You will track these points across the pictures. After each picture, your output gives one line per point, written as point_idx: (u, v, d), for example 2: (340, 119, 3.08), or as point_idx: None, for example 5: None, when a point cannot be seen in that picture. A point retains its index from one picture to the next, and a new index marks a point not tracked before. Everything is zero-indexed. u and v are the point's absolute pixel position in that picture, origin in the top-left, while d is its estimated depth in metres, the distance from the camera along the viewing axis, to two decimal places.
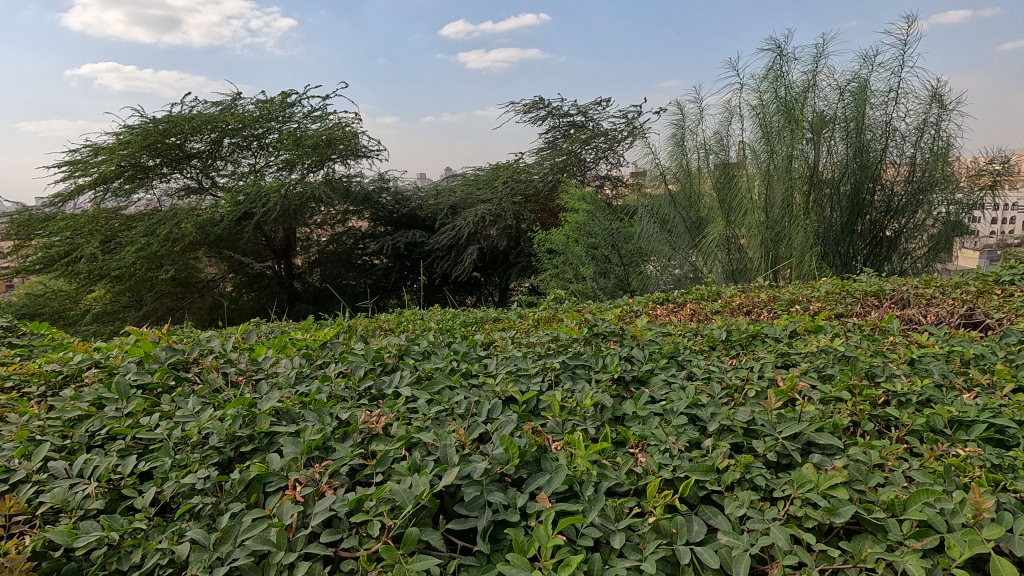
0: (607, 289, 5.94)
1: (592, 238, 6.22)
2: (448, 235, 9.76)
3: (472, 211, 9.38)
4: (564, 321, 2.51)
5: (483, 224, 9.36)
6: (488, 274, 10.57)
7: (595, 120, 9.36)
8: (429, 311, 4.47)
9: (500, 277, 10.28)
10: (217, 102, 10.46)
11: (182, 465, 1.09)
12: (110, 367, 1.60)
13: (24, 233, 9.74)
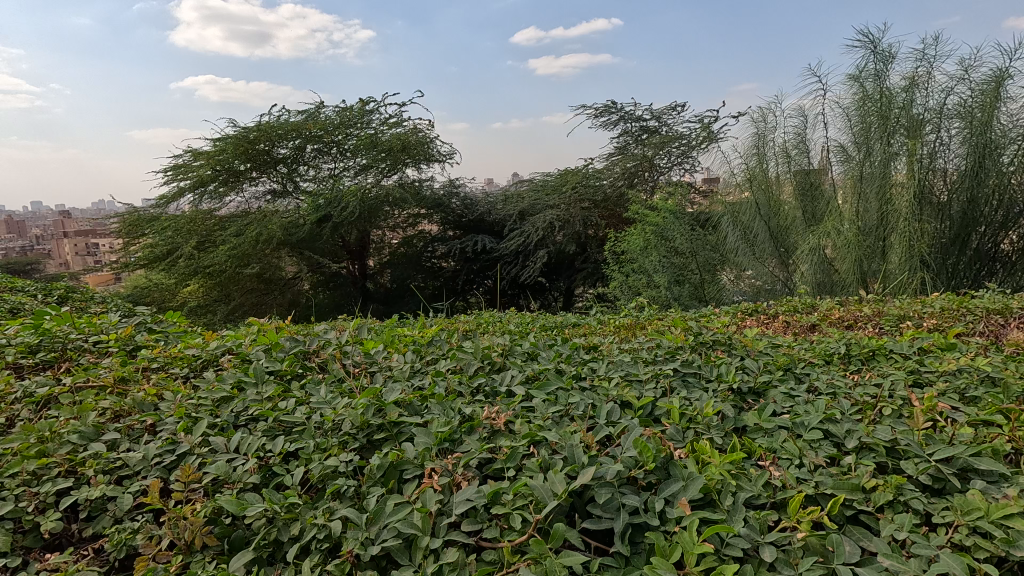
0: (683, 297, 5.71)
1: (671, 244, 5.99)
2: (516, 241, 9.84)
3: (540, 217, 9.47)
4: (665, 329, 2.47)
5: (551, 230, 9.45)
6: (553, 279, 10.60)
7: (669, 124, 9.19)
8: (502, 313, 4.52)
9: (565, 283, 10.31)
10: (301, 111, 11.11)
11: (324, 448, 1.16)
12: (242, 354, 1.73)
13: (133, 232, 10.78)
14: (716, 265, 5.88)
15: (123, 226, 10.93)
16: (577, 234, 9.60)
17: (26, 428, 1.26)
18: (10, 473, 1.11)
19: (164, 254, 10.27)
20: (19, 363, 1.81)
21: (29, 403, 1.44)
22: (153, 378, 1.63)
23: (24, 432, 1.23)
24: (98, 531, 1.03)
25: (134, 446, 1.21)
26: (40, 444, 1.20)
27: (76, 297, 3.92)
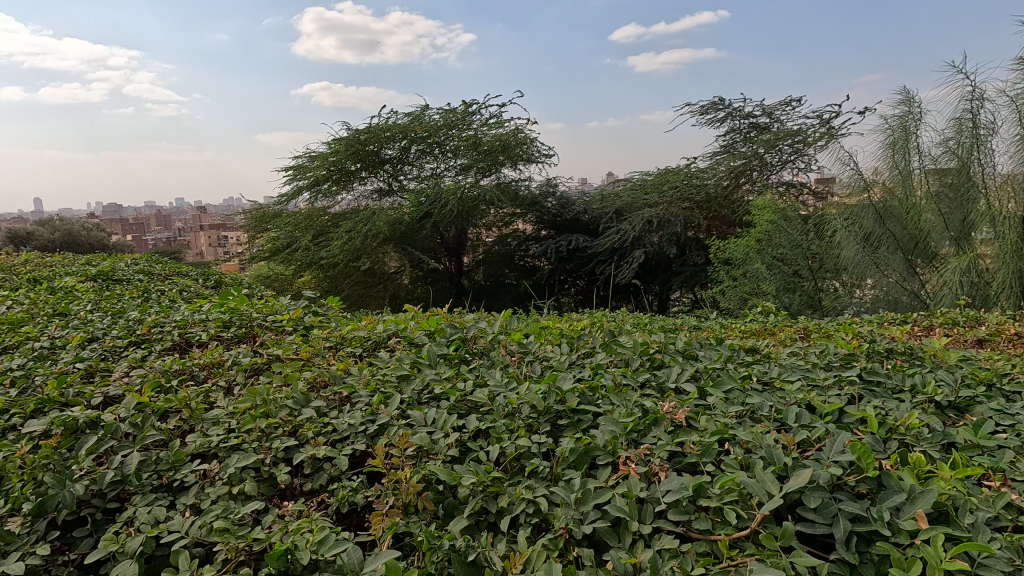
0: (793, 306, 5.28)
1: (778, 250, 5.52)
2: (612, 239, 9.45)
3: (637, 215, 9.13)
4: (834, 335, 2.30)
5: (648, 229, 9.10)
6: (648, 282, 10.10)
7: (782, 120, 8.54)
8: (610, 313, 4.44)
9: (660, 287, 9.83)
10: (408, 113, 11.64)
11: (512, 429, 1.22)
12: (408, 338, 1.85)
13: (260, 227, 11.90)
14: (832, 271, 5.26)
15: (251, 220, 12.12)
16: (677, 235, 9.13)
17: (249, 391, 1.44)
18: (245, 428, 1.27)
19: (283, 246, 11.29)
20: (220, 335, 2.06)
21: (240, 370, 1.63)
22: (333, 354, 1.79)
23: (249, 394, 1.41)
24: (322, 486, 1.15)
25: (339, 414, 1.34)
26: (263, 406, 1.36)
27: (228, 284, 4.37)
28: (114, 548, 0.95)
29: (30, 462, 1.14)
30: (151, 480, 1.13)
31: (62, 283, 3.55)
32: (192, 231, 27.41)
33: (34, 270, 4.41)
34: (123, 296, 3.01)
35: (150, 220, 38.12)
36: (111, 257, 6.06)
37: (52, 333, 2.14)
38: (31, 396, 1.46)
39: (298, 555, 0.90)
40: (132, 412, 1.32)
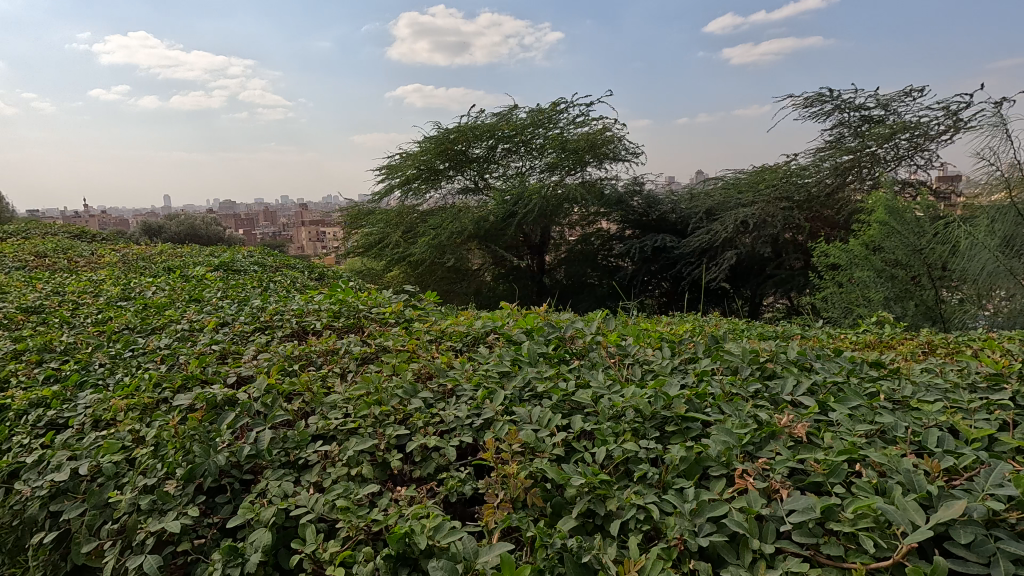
0: (908, 316, 4.70)
1: (891, 253, 5.05)
2: (701, 240, 9.04)
3: (731, 214, 8.61)
4: (975, 351, 2.05)
5: (741, 230, 8.63)
6: (738, 286, 9.62)
7: (899, 112, 7.79)
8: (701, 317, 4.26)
9: (752, 290, 9.31)
10: (496, 112, 11.83)
11: (618, 433, 1.20)
12: (507, 335, 1.88)
13: (355, 223, 12.62)
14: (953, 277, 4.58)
15: (348, 216, 12.87)
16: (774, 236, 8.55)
17: (362, 379, 1.52)
18: (361, 414, 1.35)
19: (375, 241, 11.87)
20: (331, 325, 2.20)
21: (352, 358, 1.74)
22: (436, 348, 1.85)
23: (362, 382, 1.49)
24: (432, 474, 1.20)
25: (446, 406, 1.39)
26: (376, 394, 1.44)
27: (330, 276, 4.66)
28: (252, 515, 1.04)
29: (181, 431, 1.27)
30: (280, 455, 1.22)
31: (194, 272, 3.96)
32: (295, 228, 29.53)
33: (170, 260, 4.94)
34: (245, 285, 3.30)
35: (259, 217, 41.49)
36: (227, 248, 6.70)
37: (190, 317, 2.39)
38: (178, 373, 1.64)
39: (416, 539, 0.94)
40: (263, 392, 1.44)
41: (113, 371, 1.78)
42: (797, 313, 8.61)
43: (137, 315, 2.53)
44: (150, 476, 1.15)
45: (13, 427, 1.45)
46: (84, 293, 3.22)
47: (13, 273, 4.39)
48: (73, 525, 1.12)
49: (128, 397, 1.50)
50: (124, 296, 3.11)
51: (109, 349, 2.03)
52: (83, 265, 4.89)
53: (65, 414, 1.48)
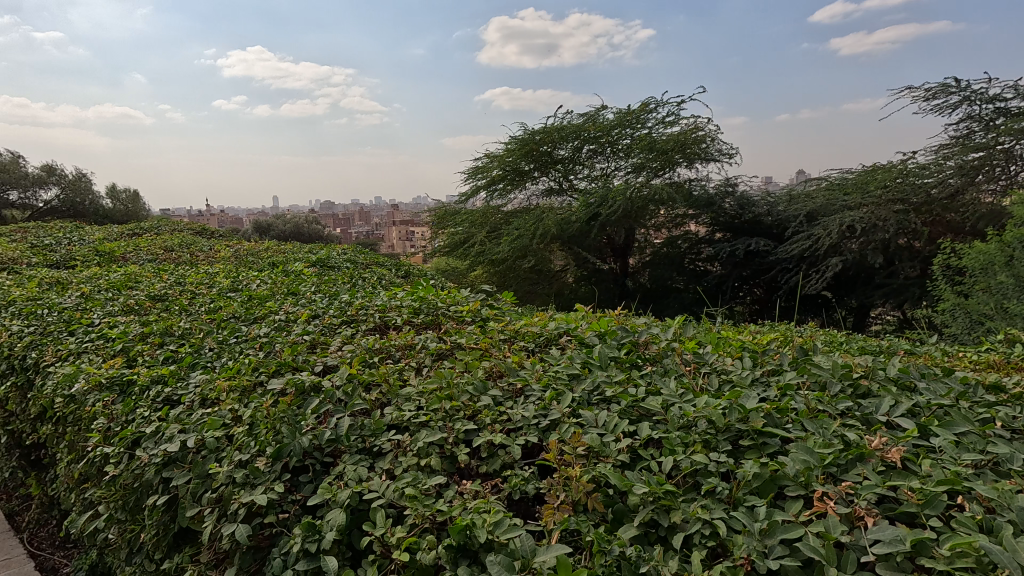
0: None
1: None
2: (800, 246, 8.41)
3: (836, 218, 7.94)
4: None
5: (847, 235, 7.94)
6: (841, 295, 8.89)
7: None
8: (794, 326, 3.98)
9: (857, 301, 8.54)
10: (583, 113, 11.76)
11: (688, 443, 1.16)
12: (580, 337, 1.87)
13: (442, 223, 13.05)
14: None
15: (435, 217, 13.34)
16: (884, 242, 7.82)
17: (436, 374, 1.58)
18: (433, 407, 1.40)
19: (460, 241, 12.23)
20: (411, 321, 2.30)
21: (427, 354, 1.81)
22: (509, 347, 1.88)
23: (436, 377, 1.55)
24: (497, 471, 1.22)
25: (514, 405, 1.41)
26: (447, 389, 1.49)
27: (415, 275, 4.85)
28: (329, 496, 1.12)
29: (271, 413, 1.39)
30: (357, 441, 1.30)
31: (294, 268, 4.28)
32: (387, 228, 30.99)
33: (274, 256, 5.37)
34: (337, 281, 3.52)
35: (353, 218, 43.94)
36: (326, 246, 7.18)
37: (286, 309, 2.59)
38: (273, 360, 1.79)
39: (476, 533, 0.96)
40: (345, 381, 1.54)
41: (220, 356, 1.98)
42: (910, 327, 7.83)
43: (242, 306, 2.77)
44: (244, 452, 1.26)
45: (138, 400, 1.65)
46: (201, 283, 3.59)
47: (146, 264, 4.96)
48: (180, 490, 1.25)
49: (231, 379, 1.66)
50: (233, 288, 3.43)
51: (217, 335, 2.25)
52: (202, 259, 5.44)
53: (178, 391, 1.66)
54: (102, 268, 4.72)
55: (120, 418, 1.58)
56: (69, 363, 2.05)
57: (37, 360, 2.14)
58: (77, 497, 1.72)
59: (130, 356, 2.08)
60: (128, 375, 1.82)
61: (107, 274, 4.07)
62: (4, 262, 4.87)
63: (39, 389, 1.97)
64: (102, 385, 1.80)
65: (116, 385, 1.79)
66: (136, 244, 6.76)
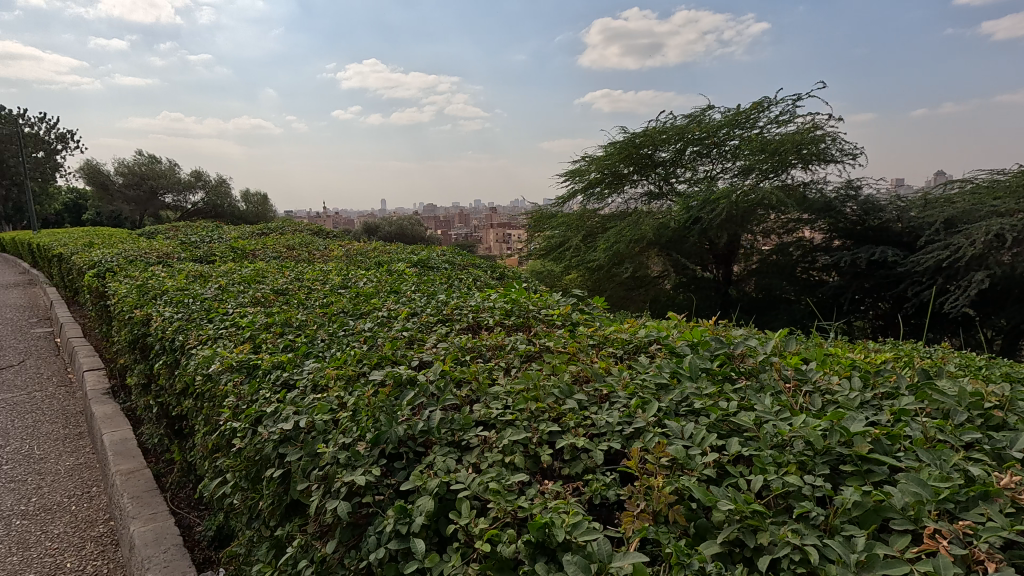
0: None
1: None
2: (935, 256, 7.54)
3: (980, 227, 7.09)
4: None
5: (996, 245, 6.97)
6: (987, 313, 7.78)
7: None
8: (922, 345, 3.58)
9: (1007, 320, 7.44)
10: (687, 114, 11.37)
11: (781, 463, 1.10)
12: (670, 346, 1.83)
13: (538, 226, 13.22)
14: None
15: (532, 220, 13.52)
16: None
17: (523, 375, 1.63)
18: (519, 407, 1.44)
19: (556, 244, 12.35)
20: (503, 322, 2.37)
21: (517, 355, 1.86)
22: (596, 352, 1.88)
23: (523, 378, 1.59)
24: (579, 474, 1.24)
25: (598, 411, 1.42)
26: (534, 390, 1.53)
27: (509, 277, 4.97)
28: (420, 483, 1.19)
29: (371, 402, 1.50)
30: (447, 435, 1.37)
31: (398, 267, 4.56)
32: (484, 230, 31.81)
33: (380, 256, 5.74)
34: (435, 281, 3.70)
35: (453, 220, 45.53)
36: (428, 247, 7.55)
37: (388, 306, 2.77)
38: (374, 353, 1.93)
39: (554, 532, 0.99)
40: (438, 377, 1.63)
41: (330, 347, 2.17)
42: None
43: (350, 302, 3.01)
44: (347, 436, 1.38)
45: (261, 383, 1.86)
46: (317, 280, 3.93)
47: (272, 261, 5.52)
48: (292, 466, 1.40)
49: (338, 369, 1.82)
50: (344, 284, 3.73)
51: (329, 328, 2.47)
52: (318, 257, 5.94)
53: (294, 376, 1.84)
54: (236, 264, 5.32)
55: (246, 398, 1.79)
56: (208, 347, 2.34)
57: (184, 342, 2.48)
58: (210, 465, 1.97)
59: (255, 343, 2.33)
60: (254, 359, 2.05)
61: (240, 269, 4.58)
62: (160, 257, 5.64)
63: (184, 368, 2.28)
64: (233, 368, 2.04)
65: (244, 367, 2.02)
66: (264, 242, 7.52)
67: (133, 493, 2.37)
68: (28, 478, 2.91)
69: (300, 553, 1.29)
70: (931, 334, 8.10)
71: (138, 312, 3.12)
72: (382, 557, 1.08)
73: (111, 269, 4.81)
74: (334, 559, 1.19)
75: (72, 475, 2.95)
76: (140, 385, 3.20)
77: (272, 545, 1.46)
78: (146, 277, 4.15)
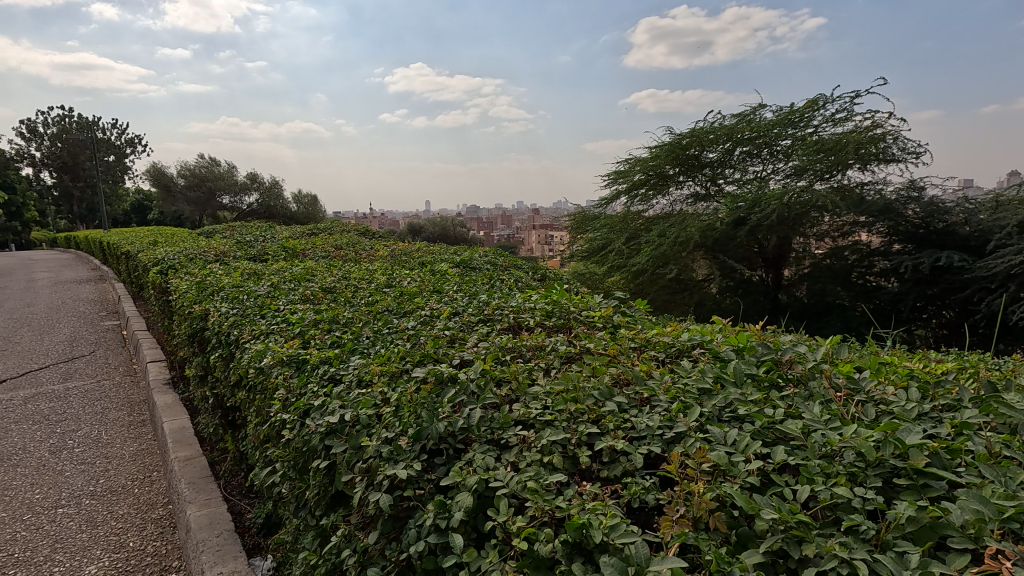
0: None
1: None
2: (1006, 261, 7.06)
3: None
4: None
5: None
6: None
7: None
8: (990, 356, 3.35)
9: None
10: (736, 113, 11.08)
11: (829, 474, 1.07)
12: (714, 350, 1.79)
13: (580, 228, 13.16)
14: None
15: (575, 222, 13.47)
16: None
17: (563, 376, 1.63)
18: (558, 408, 1.45)
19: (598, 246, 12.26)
20: (543, 324, 2.37)
21: (557, 356, 1.86)
22: (638, 356, 1.86)
23: (563, 379, 1.60)
24: (617, 477, 1.23)
25: (638, 414, 1.41)
26: (574, 391, 1.53)
27: (550, 278, 4.97)
28: (459, 479, 1.21)
29: (413, 399, 1.54)
30: (486, 433, 1.39)
31: (441, 267, 4.64)
32: (526, 231, 31.86)
33: (424, 256, 5.85)
34: (477, 282, 3.75)
35: (496, 220, 45.80)
36: (470, 247, 7.63)
37: (431, 305, 2.82)
38: (417, 351, 1.97)
39: (592, 533, 0.99)
40: (478, 375, 1.65)
41: (375, 344, 2.22)
42: None
43: (394, 300, 3.08)
44: (390, 430, 1.42)
45: (310, 377, 1.93)
46: (363, 279, 4.04)
47: (321, 260, 5.71)
48: (338, 458, 1.45)
49: (382, 365, 1.86)
50: (389, 283, 3.83)
51: (374, 325, 2.53)
52: (364, 257, 6.11)
53: (340, 371, 1.91)
54: (287, 262, 5.53)
55: (295, 391, 1.86)
56: (260, 341, 2.45)
57: (238, 336, 2.59)
58: (261, 455, 2.06)
59: (305, 338, 2.42)
60: (303, 354, 2.13)
61: (291, 268, 4.76)
62: (218, 255, 5.92)
63: (238, 361, 2.39)
64: (283, 362, 2.12)
65: (294, 362, 2.11)
66: (313, 242, 7.78)
67: (190, 479, 2.50)
68: (97, 460, 3.11)
69: (343, 542, 1.33)
70: (1002, 344, 7.56)
71: (197, 307, 3.29)
72: (422, 549, 1.10)
73: (173, 266, 5.10)
74: (376, 550, 1.23)
75: (136, 460, 3.14)
76: (197, 376, 3.37)
77: (317, 534, 1.51)
78: (204, 274, 4.36)
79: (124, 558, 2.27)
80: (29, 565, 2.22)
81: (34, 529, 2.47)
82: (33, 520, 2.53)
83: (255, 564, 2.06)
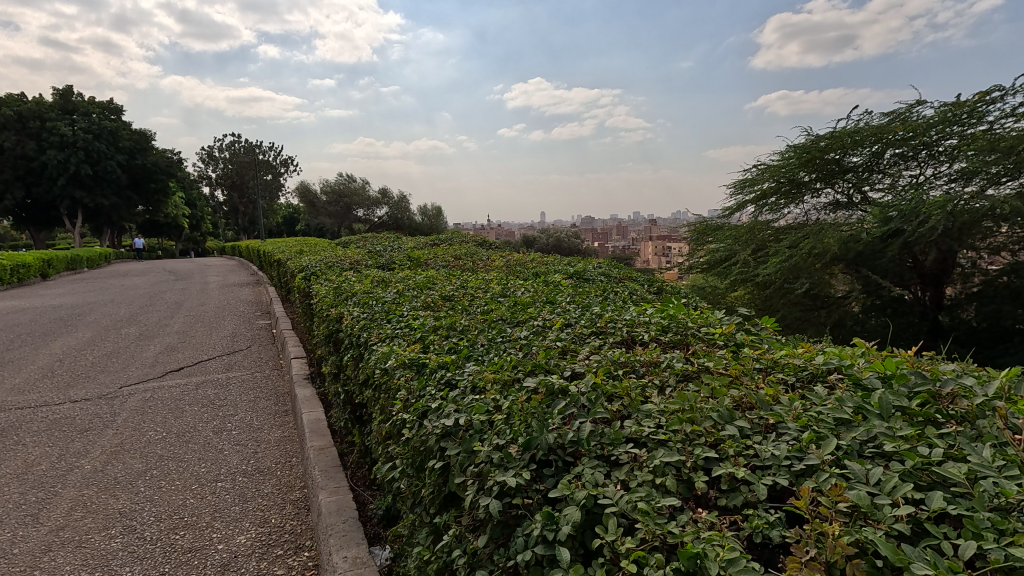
0: None
1: None
2: None
3: None
4: None
5: None
6: None
7: None
8: None
9: None
10: (889, 111, 9.92)
11: (1003, 531, 0.91)
12: (854, 377, 1.61)
13: (703, 239, 12.68)
14: None
15: (697, 231, 12.96)
16: None
17: (679, 395, 1.55)
18: (673, 428, 1.38)
19: (722, 258, 11.72)
20: (658, 338, 2.29)
21: (672, 373, 1.79)
22: (763, 378, 1.72)
23: (678, 397, 1.52)
24: (738, 507, 1.14)
25: (763, 441, 1.30)
26: (690, 412, 1.45)
27: (668, 291, 4.81)
28: (568, 493, 1.20)
29: (525, 407, 1.56)
30: (597, 447, 1.36)
31: (556, 279, 4.71)
32: (643, 241, 30.97)
33: (540, 268, 5.91)
34: (591, 293, 3.72)
35: (611, 233, 45.52)
36: (584, 260, 7.63)
37: (543, 316, 2.85)
38: (529, 361, 2.00)
39: (707, 564, 0.94)
40: (589, 390, 1.63)
41: (488, 352, 2.29)
42: None
43: (509, 310, 3.15)
44: (500, 437, 1.44)
45: (429, 379, 2.03)
46: (481, 288, 4.20)
47: (442, 269, 6.06)
48: (452, 459, 1.50)
49: (495, 373, 1.92)
50: (504, 293, 3.93)
51: (488, 333, 2.62)
52: (482, 267, 6.36)
53: (456, 376, 1.98)
54: (412, 271, 5.91)
55: (414, 392, 1.97)
56: (386, 344, 2.63)
57: (367, 339, 2.81)
58: (383, 451, 2.20)
59: (424, 343, 2.56)
60: (423, 359, 2.25)
61: (416, 276, 5.08)
62: (353, 263, 6.50)
63: (367, 361, 2.58)
64: (405, 364, 2.27)
65: (415, 365, 2.24)
66: (437, 252, 8.25)
67: (322, 467, 2.75)
68: (248, 443, 3.54)
69: (454, 542, 1.38)
70: None
71: (333, 311, 3.62)
72: (530, 559, 1.10)
73: (314, 272, 5.69)
74: (484, 553, 1.25)
75: (279, 445, 3.52)
76: (331, 374, 3.70)
77: (431, 531, 1.58)
78: (340, 281, 4.79)
79: (267, 533, 2.55)
80: (196, 529, 2.58)
81: (198, 498, 2.86)
82: (200, 491, 2.93)
83: (376, 553, 2.20)
